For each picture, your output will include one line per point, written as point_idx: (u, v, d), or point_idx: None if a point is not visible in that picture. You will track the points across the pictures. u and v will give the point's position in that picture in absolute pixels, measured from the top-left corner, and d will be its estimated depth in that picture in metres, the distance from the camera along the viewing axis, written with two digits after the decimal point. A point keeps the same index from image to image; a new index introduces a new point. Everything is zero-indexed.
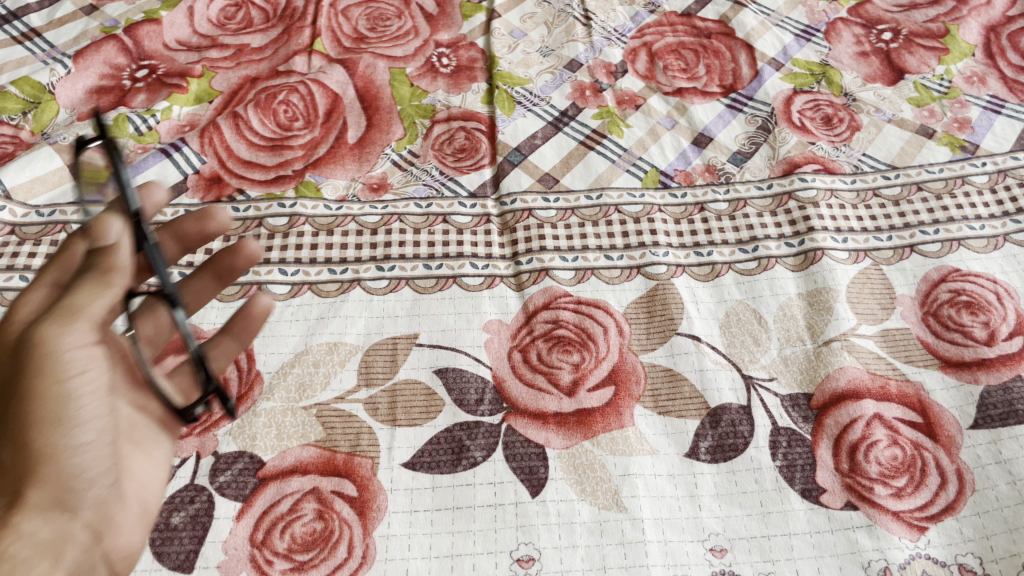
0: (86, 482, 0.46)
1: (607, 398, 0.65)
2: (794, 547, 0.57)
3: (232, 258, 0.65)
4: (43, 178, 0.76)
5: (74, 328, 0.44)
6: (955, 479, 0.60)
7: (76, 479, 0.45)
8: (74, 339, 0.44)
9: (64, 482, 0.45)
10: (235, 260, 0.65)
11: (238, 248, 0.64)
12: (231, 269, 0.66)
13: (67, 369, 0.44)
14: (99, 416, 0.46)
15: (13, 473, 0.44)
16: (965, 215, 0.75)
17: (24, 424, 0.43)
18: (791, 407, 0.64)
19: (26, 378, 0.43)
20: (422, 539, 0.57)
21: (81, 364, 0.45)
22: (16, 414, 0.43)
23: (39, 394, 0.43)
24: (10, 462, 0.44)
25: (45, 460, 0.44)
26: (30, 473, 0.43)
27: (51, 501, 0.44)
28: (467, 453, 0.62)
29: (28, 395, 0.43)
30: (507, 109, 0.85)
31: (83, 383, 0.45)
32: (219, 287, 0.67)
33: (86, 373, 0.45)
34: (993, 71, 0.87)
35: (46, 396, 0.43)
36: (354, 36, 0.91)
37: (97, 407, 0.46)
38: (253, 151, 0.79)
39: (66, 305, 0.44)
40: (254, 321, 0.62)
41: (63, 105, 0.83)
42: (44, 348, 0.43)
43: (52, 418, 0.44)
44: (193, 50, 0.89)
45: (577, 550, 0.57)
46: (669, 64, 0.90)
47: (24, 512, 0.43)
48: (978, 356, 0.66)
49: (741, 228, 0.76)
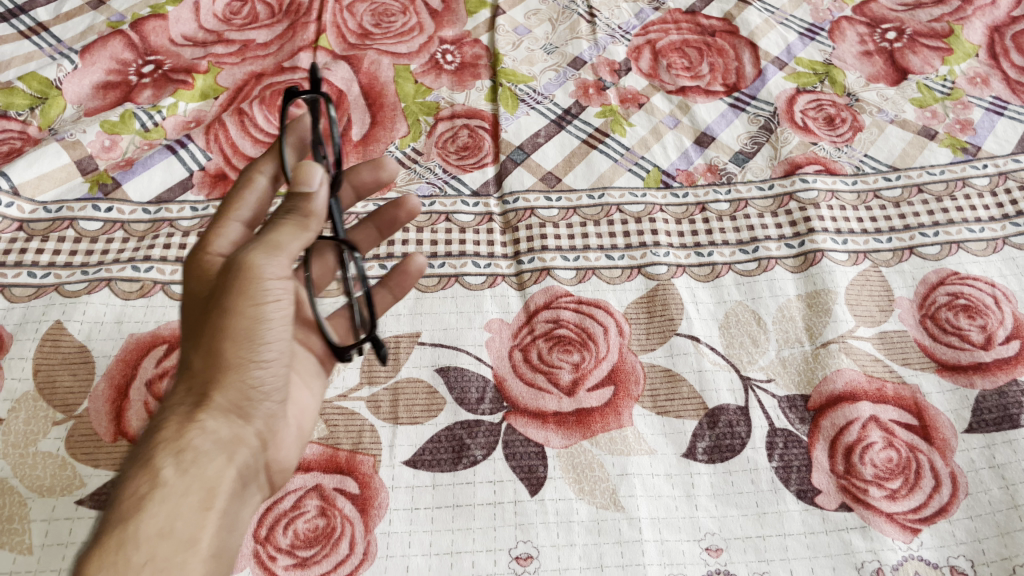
0: (264, 397, 0.51)
1: (607, 398, 0.65)
2: (788, 548, 0.58)
3: (395, 211, 0.69)
4: (50, 174, 0.77)
5: (275, 260, 0.51)
6: (949, 482, 0.61)
7: (258, 392, 0.51)
8: (272, 270, 0.51)
9: (246, 392, 0.50)
10: (397, 213, 0.69)
11: (399, 202, 0.69)
12: (389, 220, 0.70)
13: (265, 296, 0.50)
14: (283, 340, 0.52)
15: (201, 379, 0.49)
16: (965, 218, 0.76)
17: (221, 334, 0.49)
18: (788, 408, 0.65)
19: (232, 295, 0.49)
20: (422, 536, 0.58)
21: (276, 293, 0.51)
22: (217, 326, 0.49)
23: (237, 310, 0.49)
24: (200, 369, 0.49)
25: (231, 370, 0.49)
26: (220, 378, 0.49)
27: (235, 406, 0.50)
28: (467, 452, 0.62)
29: (226, 309, 0.49)
30: (511, 108, 0.86)
31: (276, 310, 0.51)
32: (379, 238, 0.72)
33: (281, 301, 0.51)
34: (996, 72, 0.87)
35: (245, 313, 0.49)
36: (359, 32, 0.91)
37: (281, 332, 0.52)
38: (258, 148, 0.80)
39: (270, 239, 0.51)
40: (411, 276, 0.67)
41: (70, 101, 0.84)
42: (251, 271, 0.50)
43: (246, 334, 0.49)
44: (199, 45, 0.89)
45: (575, 548, 0.58)
46: (673, 62, 0.90)
47: (210, 411, 0.48)
48: (974, 360, 0.67)
49: (742, 229, 0.76)
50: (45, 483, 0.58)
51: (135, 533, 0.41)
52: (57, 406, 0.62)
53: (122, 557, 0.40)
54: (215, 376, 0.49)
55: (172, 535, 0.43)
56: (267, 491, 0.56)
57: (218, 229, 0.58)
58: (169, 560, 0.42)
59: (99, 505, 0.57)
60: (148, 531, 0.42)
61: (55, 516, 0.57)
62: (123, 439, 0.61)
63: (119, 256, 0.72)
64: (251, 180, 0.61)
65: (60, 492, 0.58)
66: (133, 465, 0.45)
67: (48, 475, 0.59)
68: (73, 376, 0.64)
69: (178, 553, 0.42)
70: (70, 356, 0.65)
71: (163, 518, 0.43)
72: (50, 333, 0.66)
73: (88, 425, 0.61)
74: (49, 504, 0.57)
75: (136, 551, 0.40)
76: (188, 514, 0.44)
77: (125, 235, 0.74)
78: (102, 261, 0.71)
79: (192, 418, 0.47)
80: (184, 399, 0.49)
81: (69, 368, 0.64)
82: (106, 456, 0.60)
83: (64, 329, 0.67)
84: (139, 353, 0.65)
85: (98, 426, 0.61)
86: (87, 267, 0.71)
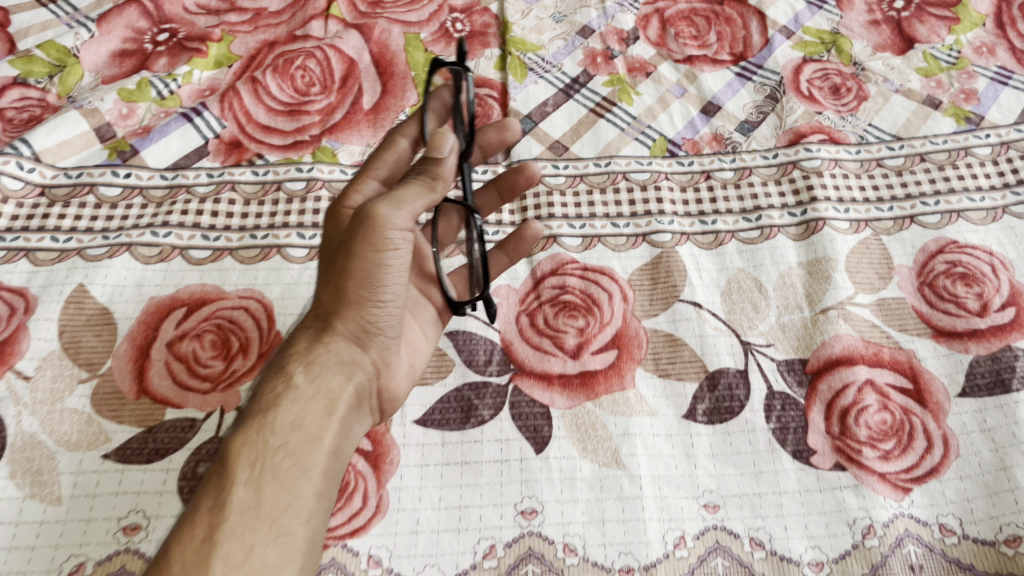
0: (382, 331, 0.59)
1: (610, 361, 0.68)
2: (783, 505, 0.61)
3: (516, 177, 0.73)
4: (70, 141, 0.79)
5: (398, 211, 0.56)
6: (941, 444, 0.63)
7: (376, 325, 0.58)
8: (396, 220, 0.55)
9: (365, 324, 0.58)
10: (517, 180, 0.74)
11: (522, 168, 0.73)
12: (508, 186, 0.74)
13: (389, 243, 0.56)
14: (400, 287, 0.58)
15: (329, 307, 0.57)
16: (966, 187, 0.77)
17: (345, 273, 0.56)
18: (786, 372, 0.67)
19: (360, 240, 0.55)
20: (432, 491, 0.61)
21: (397, 242, 0.56)
22: (342, 265, 0.56)
23: (361, 254, 0.56)
24: (329, 299, 0.58)
25: (353, 305, 0.57)
26: (343, 310, 0.57)
27: (356, 334, 0.58)
28: (475, 412, 0.65)
29: (352, 253, 0.56)
30: (519, 76, 0.87)
31: (397, 257, 0.56)
32: (498, 203, 0.75)
33: (400, 249, 0.57)
34: (1003, 42, 0.87)
35: (366, 256, 0.55)
36: (370, 0, 0.92)
37: (401, 277, 0.58)
38: (271, 116, 0.81)
39: (397, 193, 0.56)
40: (527, 241, 0.71)
41: (87, 69, 0.86)
42: (377, 220, 0.55)
43: (366, 275, 0.56)
44: (212, 13, 0.90)
45: (578, 503, 0.61)
46: (681, 31, 0.91)
47: (334, 336, 0.57)
48: (969, 327, 0.68)
49: (746, 197, 0.78)
50: (72, 438, 0.61)
51: (271, 423, 0.50)
52: (82, 364, 0.65)
53: (261, 439, 0.50)
54: (339, 306, 0.57)
55: (299, 430, 0.51)
56: (378, 415, 0.61)
57: (357, 184, 0.65)
58: (297, 449, 0.51)
59: (124, 458, 0.60)
60: (281, 424, 0.51)
61: (83, 468, 0.60)
62: (145, 397, 0.63)
63: (138, 222, 0.74)
64: (393, 141, 0.66)
65: (87, 447, 0.61)
66: (273, 371, 0.55)
67: (75, 431, 0.61)
68: (96, 337, 0.66)
69: (304, 445, 0.51)
70: (93, 318, 0.68)
71: (293, 415, 0.52)
72: (73, 296, 0.69)
73: (112, 383, 0.64)
74: (77, 458, 0.60)
75: (272, 437, 0.50)
76: (313, 418, 0.53)
77: (143, 201, 0.76)
78: (122, 227, 0.74)
79: (320, 341, 0.57)
80: (315, 326, 0.58)
81: (92, 330, 0.67)
82: (130, 413, 0.62)
83: (87, 292, 0.69)
84: (159, 315, 0.68)
85: (121, 384, 0.64)
86: (108, 232, 0.73)
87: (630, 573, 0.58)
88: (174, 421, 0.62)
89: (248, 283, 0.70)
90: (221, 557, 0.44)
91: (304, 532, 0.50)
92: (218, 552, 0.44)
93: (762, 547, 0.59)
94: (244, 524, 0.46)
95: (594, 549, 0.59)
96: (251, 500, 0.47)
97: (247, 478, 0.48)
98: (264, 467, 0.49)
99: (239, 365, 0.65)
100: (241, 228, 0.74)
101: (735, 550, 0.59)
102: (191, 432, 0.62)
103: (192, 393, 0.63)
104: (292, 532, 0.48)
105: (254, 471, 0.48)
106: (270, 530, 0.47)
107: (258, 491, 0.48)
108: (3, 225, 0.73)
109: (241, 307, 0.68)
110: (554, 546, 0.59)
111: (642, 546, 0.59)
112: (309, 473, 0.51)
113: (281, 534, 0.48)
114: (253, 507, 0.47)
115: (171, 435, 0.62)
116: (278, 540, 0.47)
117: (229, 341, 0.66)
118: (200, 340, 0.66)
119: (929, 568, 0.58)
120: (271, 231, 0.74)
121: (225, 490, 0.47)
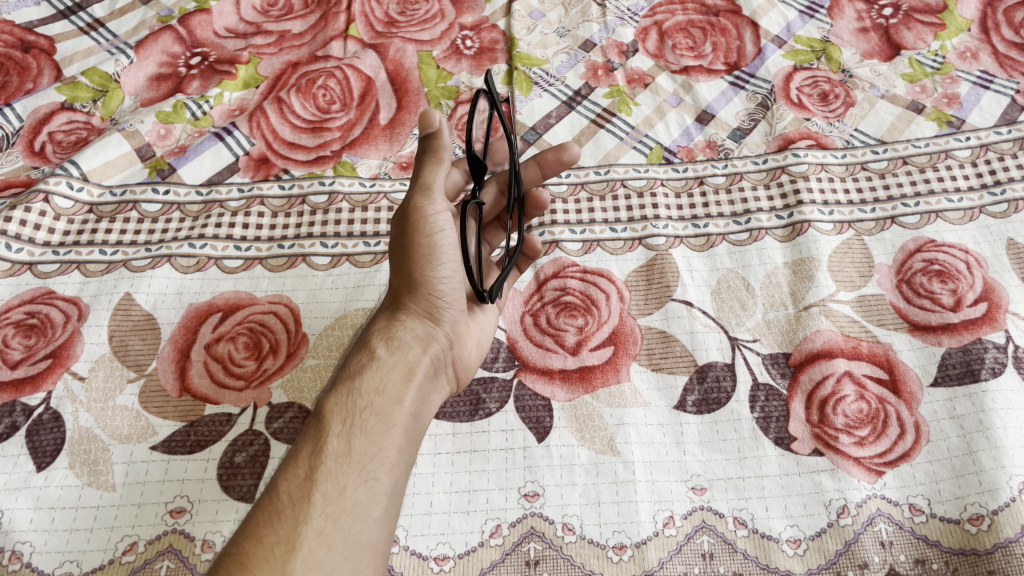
0: (448, 304, 0.67)
1: (607, 357, 0.74)
2: (765, 487, 0.66)
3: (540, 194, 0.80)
4: (114, 161, 0.87)
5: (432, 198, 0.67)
6: (913, 430, 0.67)
7: (440, 300, 0.67)
8: (432, 206, 0.67)
9: (433, 300, 0.67)
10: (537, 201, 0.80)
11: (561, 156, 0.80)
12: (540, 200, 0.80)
13: (434, 226, 0.66)
14: (456, 266, 0.68)
15: (399, 293, 0.68)
16: (945, 188, 0.81)
17: (409, 263, 0.66)
18: (770, 364, 0.72)
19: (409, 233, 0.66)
20: (444, 476, 0.68)
21: (442, 225, 0.67)
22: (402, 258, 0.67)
23: (415, 241, 0.66)
24: (398, 286, 0.68)
25: (420, 286, 0.66)
26: (413, 292, 0.67)
27: (427, 311, 0.67)
28: (483, 404, 0.71)
29: (405, 242, 0.66)
30: (525, 90, 0.93)
31: (444, 237, 0.67)
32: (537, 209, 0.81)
33: (446, 229, 0.67)
34: (986, 47, 0.93)
35: (421, 240, 0.66)
36: (386, 21, 0.99)
37: (454, 255, 0.67)
38: (295, 133, 0.88)
39: (424, 184, 0.67)
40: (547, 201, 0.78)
41: (127, 93, 0.94)
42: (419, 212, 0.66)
43: (426, 257, 0.66)
44: (240, 37, 0.98)
45: (576, 487, 0.67)
46: (678, 43, 0.97)
47: (408, 314, 0.66)
48: (943, 321, 0.73)
49: (736, 201, 0.83)
50: (124, 431, 0.68)
51: (358, 388, 0.60)
52: (130, 365, 0.72)
53: (350, 400, 0.59)
54: (406, 288, 0.67)
55: (382, 393, 0.60)
56: (454, 386, 0.69)
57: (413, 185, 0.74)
58: (381, 409, 0.59)
59: (169, 449, 0.67)
60: (365, 389, 0.60)
61: (134, 458, 0.67)
62: (187, 394, 0.70)
63: (177, 235, 0.81)
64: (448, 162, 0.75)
65: (137, 439, 0.68)
66: (359, 345, 0.65)
67: (126, 425, 0.69)
68: (142, 341, 0.74)
69: (386, 406, 0.60)
70: (139, 324, 0.75)
71: (377, 381, 0.61)
72: (121, 304, 0.76)
73: (157, 382, 0.71)
74: (129, 449, 0.67)
75: (360, 399, 0.59)
76: (392, 384, 0.61)
77: (181, 216, 0.83)
78: (163, 239, 0.81)
79: (395, 320, 0.66)
80: (392, 310, 0.68)
81: (138, 334, 0.74)
82: (174, 409, 0.70)
83: (133, 300, 0.77)
84: (197, 320, 0.75)
85: (166, 383, 0.71)
86: (150, 244, 0.81)
87: (623, 549, 0.64)
88: (213, 416, 0.69)
89: (277, 289, 0.77)
90: (320, 493, 0.54)
91: (389, 479, 0.57)
92: (318, 489, 0.54)
93: (745, 526, 0.64)
94: (337, 468, 0.55)
95: (591, 528, 0.65)
96: (343, 448, 0.57)
97: (340, 430, 0.57)
98: (354, 422, 0.58)
99: (270, 364, 0.72)
100: (270, 239, 0.81)
101: (720, 528, 0.64)
102: (228, 425, 0.69)
103: (228, 389, 0.70)
104: (379, 478, 0.57)
105: (346, 425, 0.58)
106: (360, 473, 0.56)
107: (348, 442, 0.57)
108: (56, 239, 0.81)
109: (271, 311, 0.75)
110: (554, 526, 0.65)
111: (634, 525, 0.65)
112: (391, 428, 0.59)
113: (369, 478, 0.56)
114: (345, 454, 0.56)
115: (210, 428, 0.68)
116: (366, 483, 0.56)
117: (261, 342, 0.73)
118: (235, 343, 0.73)
119: (899, 544, 0.62)
120: (297, 241, 0.81)
121: (322, 438, 0.57)
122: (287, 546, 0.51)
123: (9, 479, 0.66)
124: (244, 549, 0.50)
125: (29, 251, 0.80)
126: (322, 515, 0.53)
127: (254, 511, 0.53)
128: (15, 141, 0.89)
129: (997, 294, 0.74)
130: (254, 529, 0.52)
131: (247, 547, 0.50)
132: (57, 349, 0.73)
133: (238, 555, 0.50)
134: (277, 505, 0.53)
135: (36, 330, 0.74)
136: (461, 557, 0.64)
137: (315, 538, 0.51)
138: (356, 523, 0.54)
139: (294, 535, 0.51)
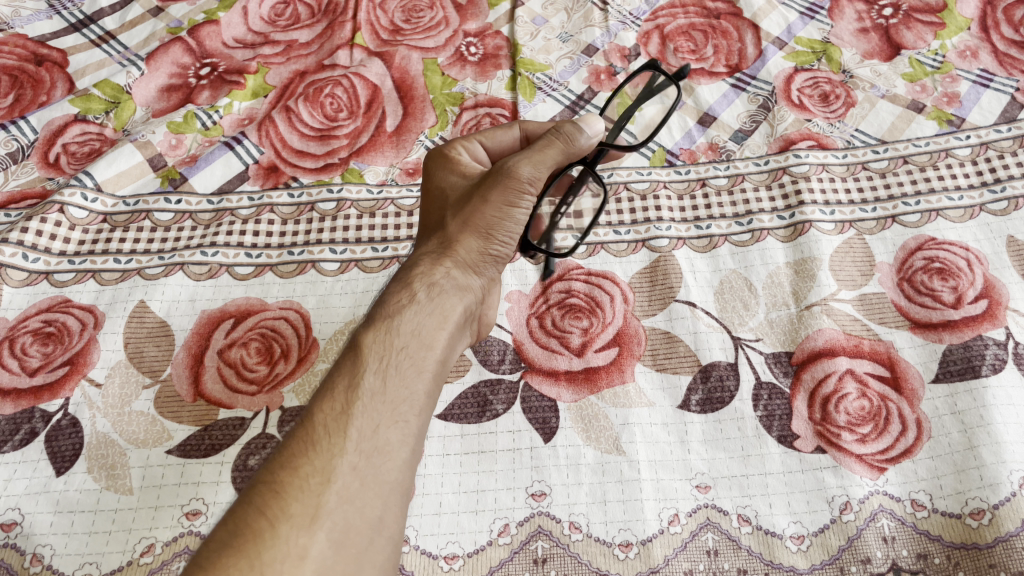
0: (492, 261, 0.67)
1: (612, 357, 0.75)
2: (769, 485, 0.67)
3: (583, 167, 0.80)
4: (127, 171, 0.88)
5: (537, 172, 0.64)
6: (915, 427, 0.68)
7: (490, 254, 0.67)
8: (535, 182, 0.65)
9: (479, 256, 0.66)
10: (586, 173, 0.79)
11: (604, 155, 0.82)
12: None
13: (524, 200, 0.65)
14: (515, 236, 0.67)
15: (447, 240, 0.66)
16: (946, 187, 0.82)
17: (475, 216, 0.65)
18: (773, 363, 0.73)
19: (494, 191, 0.64)
20: (453, 476, 0.69)
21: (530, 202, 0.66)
22: (471, 210, 0.65)
23: (493, 204, 0.65)
24: (449, 233, 0.66)
25: (471, 241, 0.65)
26: (464, 240, 0.65)
27: (472, 262, 0.66)
28: (491, 406, 0.73)
29: (486, 198, 0.65)
30: (529, 96, 0.94)
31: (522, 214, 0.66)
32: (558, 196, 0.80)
33: (527, 208, 0.66)
34: (986, 45, 0.93)
35: (501, 206, 0.65)
36: (391, 28, 1.01)
37: (518, 231, 0.67)
38: (304, 141, 0.90)
39: (540, 155, 0.65)
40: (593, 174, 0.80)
41: (139, 104, 0.95)
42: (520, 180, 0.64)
43: (489, 225, 0.65)
44: (248, 47, 1.00)
45: (582, 486, 0.68)
46: (679, 46, 0.98)
47: (453, 260, 0.65)
48: (944, 318, 0.74)
49: (738, 203, 0.84)
50: (140, 436, 0.70)
51: (396, 327, 0.60)
52: (145, 372, 0.74)
53: (387, 339, 0.59)
54: (464, 235, 0.65)
55: (418, 336, 0.60)
56: (473, 333, 0.72)
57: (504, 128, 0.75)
58: (415, 353, 0.59)
59: (184, 453, 0.69)
60: (404, 330, 0.60)
61: (150, 462, 0.69)
62: (201, 399, 0.72)
63: (189, 243, 0.83)
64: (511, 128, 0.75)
65: (153, 444, 0.70)
66: (399, 282, 0.63)
67: (142, 430, 0.70)
68: (157, 348, 0.76)
69: (419, 351, 0.60)
70: (153, 331, 0.77)
71: (415, 323, 0.61)
72: (135, 312, 0.78)
73: (172, 388, 0.73)
74: (144, 453, 0.69)
75: (397, 338, 0.59)
76: (430, 331, 0.61)
77: (193, 224, 0.85)
78: (175, 248, 0.83)
79: (440, 264, 0.64)
80: (436, 250, 0.66)
81: (153, 341, 0.76)
82: (188, 414, 0.71)
83: (147, 308, 0.78)
84: (210, 326, 0.77)
85: (180, 389, 0.73)
86: (163, 253, 0.83)
87: (629, 546, 0.65)
88: (226, 420, 0.71)
89: (287, 295, 0.79)
90: (355, 429, 0.54)
91: (417, 423, 0.57)
92: (353, 424, 0.54)
93: (749, 523, 0.65)
94: (372, 405, 0.55)
95: (597, 526, 0.66)
96: (378, 386, 0.56)
97: (376, 367, 0.57)
98: (389, 361, 0.58)
99: (281, 369, 0.73)
100: (280, 246, 0.83)
101: (725, 525, 0.65)
102: (241, 429, 0.70)
103: (241, 394, 0.72)
104: (407, 420, 0.57)
105: (381, 363, 0.58)
106: (390, 414, 0.56)
107: (383, 379, 0.57)
108: (72, 249, 0.83)
109: (281, 317, 0.77)
110: (561, 525, 0.66)
111: (639, 523, 0.66)
112: (422, 374, 0.59)
113: (398, 421, 0.56)
114: (380, 392, 0.56)
115: (224, 432, 0.70)
116: (396, 425, 0.56)
117: (272, 348, 0.75)
118: (246, 348, 0.75)
119: (901, 539, 0.63)
120: (306, 248, 0.82)
121: (358, 373, 0.57)
122: (322, 479, 0.51)
123: (30, 484, 0.68)
124: (279, 478, 0.51)
125: (45, 261, 0.82)
126: (356, 451, 0.53)
127: (289, 439, 0.53)
128: (30, 153, 0.91)
129: (998, 292, 0.74)
130: (289, 458, 0.52)
131: (282, 476, 0.51)
132: (74, 357, 0.75)
133: (273, 483, 0.51)
134: (312, 434, 0.53)
135: (53, 338, 0.76)
136: (470, 555, 0.65)
137: (349, 472, 0.52)
138: (383, 462, 0.54)
139: (329, 468, 0.52)
